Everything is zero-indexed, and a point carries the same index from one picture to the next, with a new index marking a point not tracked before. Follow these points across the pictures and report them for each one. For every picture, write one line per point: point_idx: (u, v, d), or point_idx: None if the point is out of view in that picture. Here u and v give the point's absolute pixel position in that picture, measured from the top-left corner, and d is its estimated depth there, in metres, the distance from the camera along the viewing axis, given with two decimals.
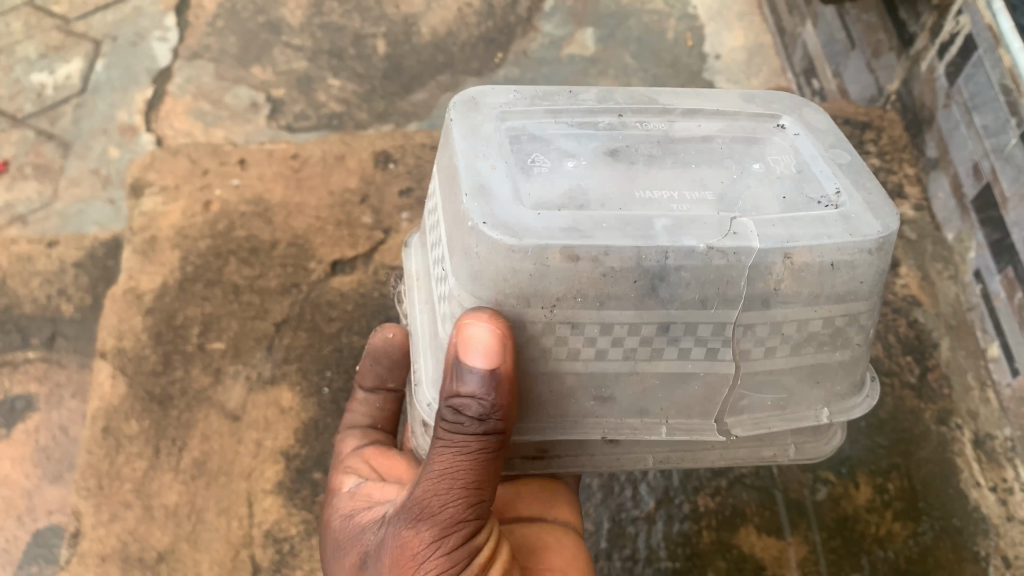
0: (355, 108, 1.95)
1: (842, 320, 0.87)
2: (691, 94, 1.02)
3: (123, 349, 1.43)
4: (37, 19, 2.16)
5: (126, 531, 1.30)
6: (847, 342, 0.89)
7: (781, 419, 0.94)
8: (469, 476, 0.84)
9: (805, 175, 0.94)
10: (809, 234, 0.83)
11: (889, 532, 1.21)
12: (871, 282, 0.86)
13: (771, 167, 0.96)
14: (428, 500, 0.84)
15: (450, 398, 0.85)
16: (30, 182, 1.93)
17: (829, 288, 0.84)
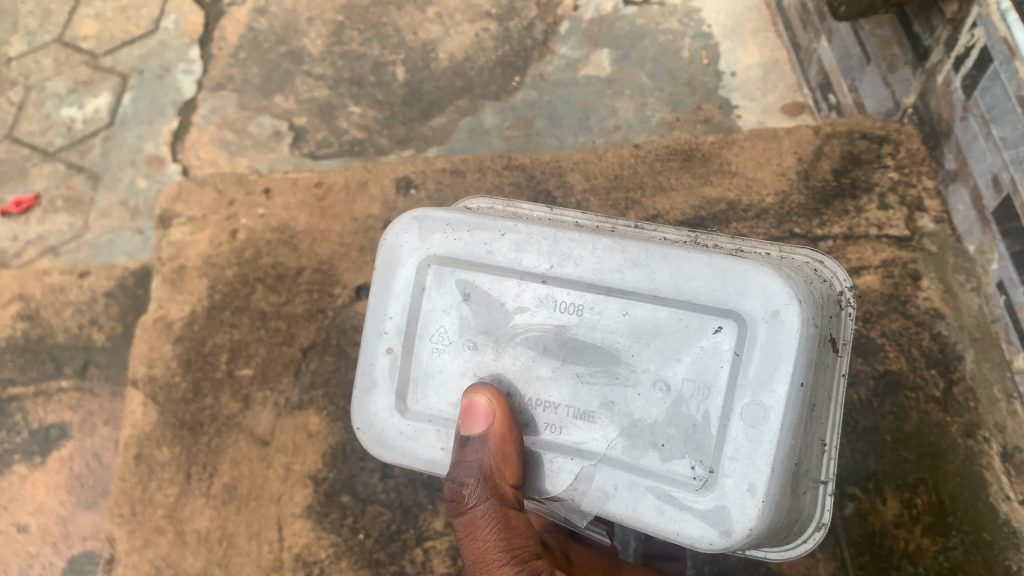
0: (376, 134, 2.00)
1: (624, 432, 0.99)
2: (649, 312, 0.99)
3: (155, 377, 1.47)
4: (66, 56, 2.21)
5: (160, 556, 1.35)
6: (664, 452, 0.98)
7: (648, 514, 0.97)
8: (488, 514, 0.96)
9: (639, 368, 0.99)
10: (593, 385, 1.00)
11: (918, 547, 1.23)
12: (639, 416, 0.99)
13: (633, 378, 0.99)
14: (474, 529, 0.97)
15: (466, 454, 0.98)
16: (62, 215, 2.02)
17: (613, 418, 1.00)
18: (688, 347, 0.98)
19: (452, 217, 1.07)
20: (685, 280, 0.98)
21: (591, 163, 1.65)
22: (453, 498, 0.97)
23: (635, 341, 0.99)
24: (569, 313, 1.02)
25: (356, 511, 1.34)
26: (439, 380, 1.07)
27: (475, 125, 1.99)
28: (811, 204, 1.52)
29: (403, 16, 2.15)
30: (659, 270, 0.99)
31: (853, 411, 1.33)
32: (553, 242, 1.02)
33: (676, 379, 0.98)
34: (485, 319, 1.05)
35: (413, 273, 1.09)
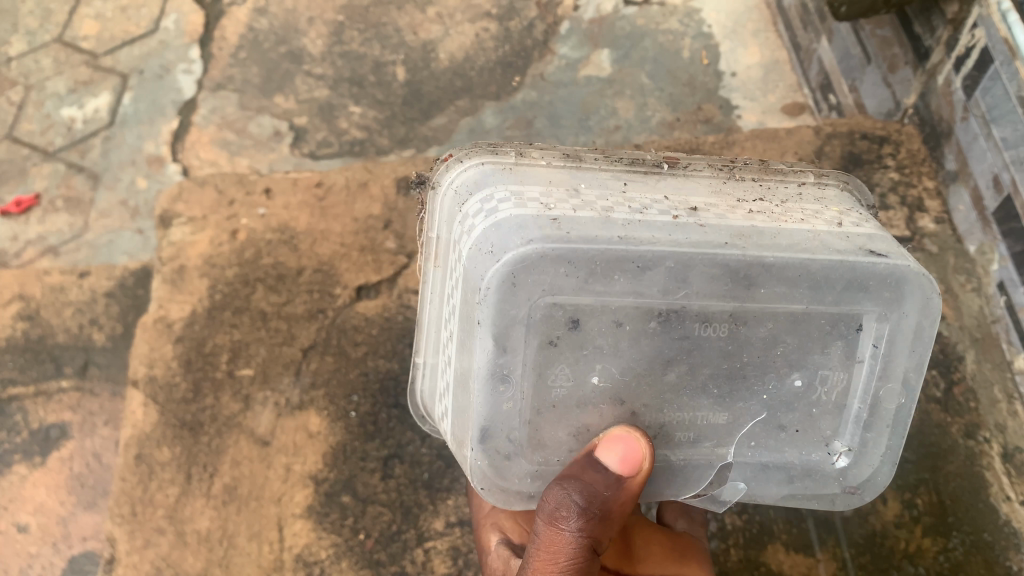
0: (376, 134, 2.00)
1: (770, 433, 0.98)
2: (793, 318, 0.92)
3: (154, 377, 1.46)
4: (66, 56, 2.21)
5: (161, 557, 1.35)
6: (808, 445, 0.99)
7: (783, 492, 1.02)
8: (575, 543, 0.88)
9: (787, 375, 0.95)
10: (726, 399, 0.95)
11: (919, 548, 1.23)
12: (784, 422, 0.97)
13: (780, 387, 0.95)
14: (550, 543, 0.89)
15: (591, 478, 0.88)
16: (62, 215, 2.02)
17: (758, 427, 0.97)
18: (838, 352, 0.95)
19: (561, 249, 0.86)
20: (841, 288, 0.92)
21: None
22: (556, 511, 0.87)
23: (781, 349, 0.93)
24: (713, 338, 0.92)
25: (356, 511, 1.34)
26: (560, 417, 0.93)
27: (475, 125, 1.99)
28: None
29: (403, 16, 2.15)
30: (802, 279, 0.90)
31: None
32: (675, 259, 0.88)
33: (824, 377, 0.96)
34: (592, 347, 0.90)
35: (504, 313, 0.87)
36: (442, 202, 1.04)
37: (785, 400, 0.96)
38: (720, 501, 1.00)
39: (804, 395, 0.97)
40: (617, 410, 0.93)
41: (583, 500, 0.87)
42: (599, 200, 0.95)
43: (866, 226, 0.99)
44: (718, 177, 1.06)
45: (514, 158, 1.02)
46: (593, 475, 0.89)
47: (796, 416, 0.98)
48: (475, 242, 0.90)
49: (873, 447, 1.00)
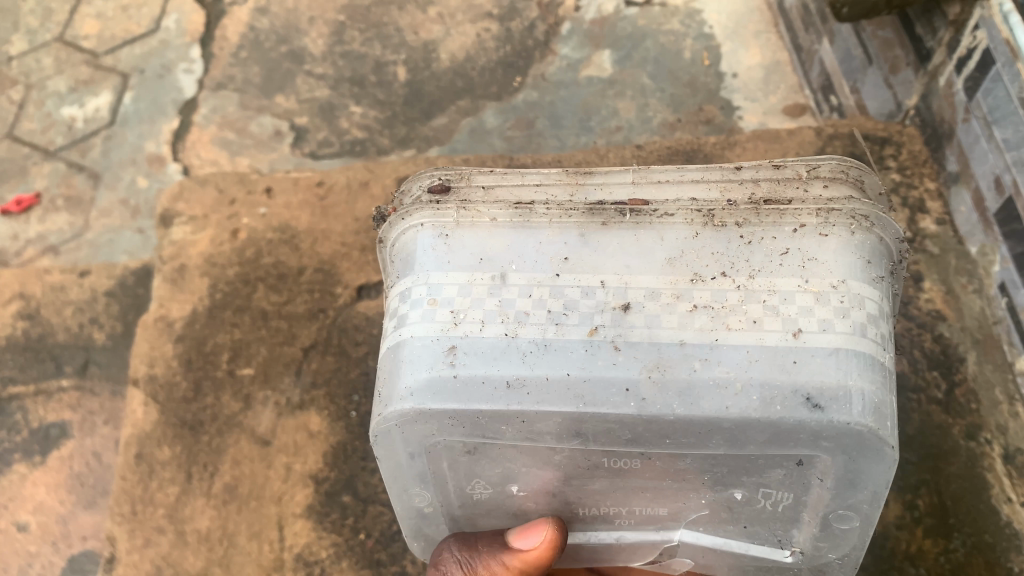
0: (377, 134, 2.00)
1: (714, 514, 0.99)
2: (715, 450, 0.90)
3: (155, 377, 1.46)
4: (67, 55, 2.21)
5: (160, 556, 1.34)
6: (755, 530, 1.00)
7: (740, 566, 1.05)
8: None
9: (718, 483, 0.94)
10: (659, 493, 0.97)
11: (920, 549, 1.22)
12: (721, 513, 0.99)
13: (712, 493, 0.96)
14: None
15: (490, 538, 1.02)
16: (62, 214, 2.01)
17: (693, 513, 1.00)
18: (773, 474, 0.92)
19: (449, 411, 0.88)
20: (763, 440, 0.86)
21: (594, 164, 1.65)
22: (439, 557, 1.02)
23: (708, 469, 0.92)
24: (623, 472, 0.94)
25: (357, 511, 1.33)
26: (490, 504, 1.03)
27: (477, 124, 1.99)
28: None
29: (404, 16, 2.15)
30: (724, 433, 0.85)
31: None
32: (575, 408, 0.86)
33: (761, 493, 0.94)
34: (511, 453, 0.93)
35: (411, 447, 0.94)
36: (390, 262, 1.01)
37: (720, 505, 0.97)
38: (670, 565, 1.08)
39: (741, 503, 0.96)
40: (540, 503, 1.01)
41: (462, 558, 1.00)
42: (520, 301, 0.90)
43: (841, 328, 0.85)
44: (693, 228, 0.92)
45: (455, 216, 0.95)
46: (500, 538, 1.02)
47: (738, 514, 0.98)
48: (384, 362, 0.94)
49: (841, 540, 0.99)
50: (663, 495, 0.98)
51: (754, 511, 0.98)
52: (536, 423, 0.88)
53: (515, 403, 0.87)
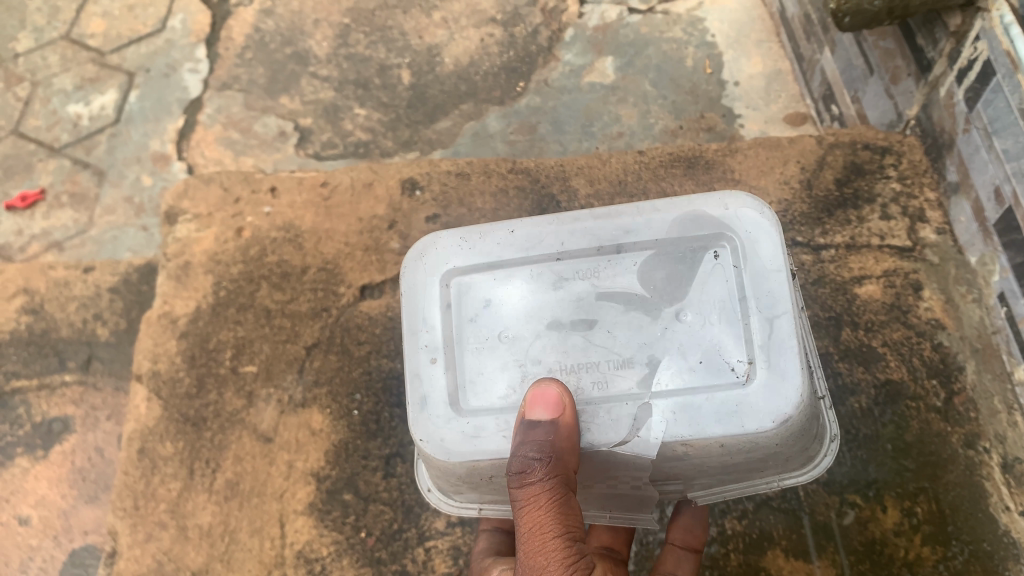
0: (381, 136, 2.01)
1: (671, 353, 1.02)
2: (655, 268, 1.07)
3: (158, 372, 1.48)
4: (73, 53, 2.22)
5: (162, 551, 1.35)
6: (711, 367, 1.01)
7: (708, 419, 0.97)
8: (548, 512, 0.94)
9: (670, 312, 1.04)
10: (625, 329, 1.04)
11: (918, 556, 1.24)
12: (678, 352, 1.02)
13: (666, 322, 1.03)
14: (531, 525, 0.95)
15: (534, 437, 0.95)
16: (67, 210, 2.03)
17: (651, 353, 1.02)
18: (711, 287, 1.04)
19: (461, 233, 1.13)
20: (680, 227, 1.08)
21: (595, 169, 1.66)
22: (519, 470, 0.95)
23: (655, 291, 1.05)
24: (597, 301, 1.06)
25: (358, 509, 1.34)
26: (484, 378, 1.06)
27: (480, 128, 2.01)
28: (814, 212, 1.53)
29: (409, 20, 2.17)
30: (651, 226, 1.09)
31: (853, 419, 1.33)
32: (554, 224, 1.10)
33: (703, 307, 1.03)
34: (510, 294, 1.09)
35: (437, 294, 1.11)
36: None
37: (677, 340, 1.02)
38: (649, 447, 0.98)
39: (689, 330, 1.03)
40: (528, 366, 1.05)
41: (535, 460, 0.94)
42: None
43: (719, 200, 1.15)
44: None
45: None
46: (534, 432, 0.95)
47: (690, 348, 1.02)
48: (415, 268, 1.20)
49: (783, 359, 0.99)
50: (627, 340, 1.03)
51: (704, 345, 1.02)
52: (523, 239, 1.11)
53: (514, 228, 1.12)
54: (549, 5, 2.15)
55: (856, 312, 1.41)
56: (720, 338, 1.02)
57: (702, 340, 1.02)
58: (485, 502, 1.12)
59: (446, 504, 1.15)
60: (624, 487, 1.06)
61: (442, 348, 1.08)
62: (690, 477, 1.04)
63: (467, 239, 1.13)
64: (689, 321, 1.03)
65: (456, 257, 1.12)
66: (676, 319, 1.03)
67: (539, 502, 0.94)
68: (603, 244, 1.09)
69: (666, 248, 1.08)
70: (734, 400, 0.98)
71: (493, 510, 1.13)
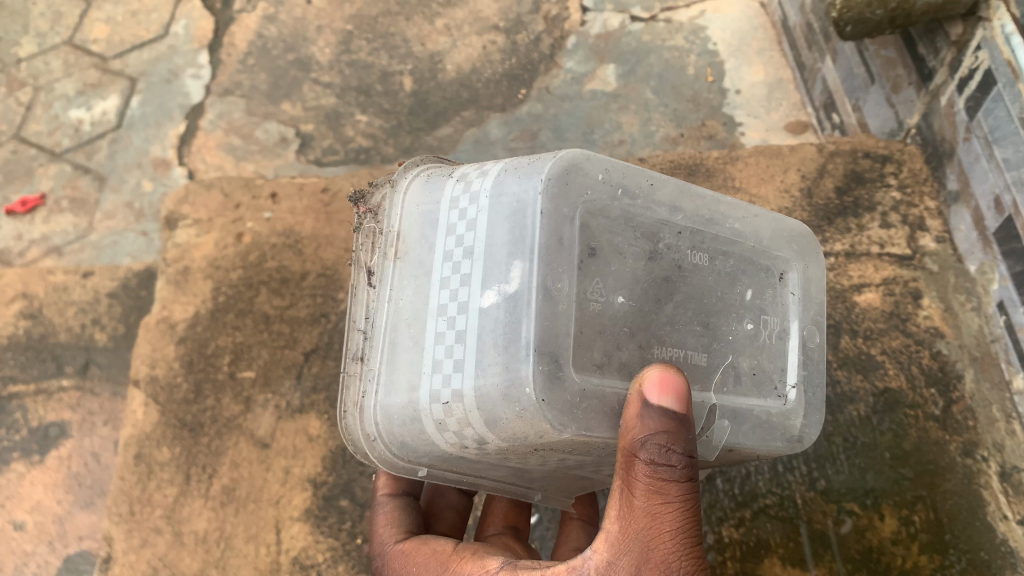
0: (382, 143, 2.01)
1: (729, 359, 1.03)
2: (739, 271, 1.06)
3: (156, 378, 1.47)
4: (75, 58, 2.22)
5: (157, 557, 1.34)
6: (757, 382, 1.05)
7: (753, 430, 1.04)
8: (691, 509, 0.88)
9: (737, 319, 1.04)
10: (703, 325, 1.01)
11: (915, 564, 1.23)
12: (734, 359, 1.03)
13: (736, 329, 1.04)
14: (675, 524, 0.87)
15: (677, 426, 0.87)
16: (67, 215, 2.03)
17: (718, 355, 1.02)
18: (776, 307, 1.08)
19: (608, 163, 0.96)
20: (770, 239, 1.09)
21: None
22: (665, 464, 0.86)
23: (732, 295, 1.05)
24: (693, 288, 1.01)
25: (354, 516, 1.34)
26: (593, 340, 0.91)
27: (481, 135, 2.01)
28: (814, 220, 1.53)
29: (411, 27, 2.17)
30: (749, 235, 1.07)
31: (852, 427, 1.32)
32: (678, 197, 1.02)
33: (764, 321, 1.07)
34: (625, 252, 0.96)
35: (569, 228, 0.91)
36: (377, 195, 1.06)
37: (735, 348, 1.04)
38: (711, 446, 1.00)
39: (753, 339, 1.05)
40: (625, 339, 0.94)
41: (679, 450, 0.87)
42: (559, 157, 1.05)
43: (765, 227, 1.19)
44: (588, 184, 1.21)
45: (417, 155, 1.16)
46: (675, 420, 0.87)
47: (748, 356, 1.05)
48: (510, 165, 0.94)
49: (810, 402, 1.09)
50: (707, 332, 1.01)
51: (749, 356, 1.05)
52: (647, 200, 0.99)
53: (648, 185, 0.99)
54: (552, 12, 2.16)
55: (856, 320, 1.40)
56: (765, 357, 1.06)
57: (752, 354, 1.05)
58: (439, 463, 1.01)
59: (391, 457, 1.01)
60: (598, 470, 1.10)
61: (570, 290, 0.89)
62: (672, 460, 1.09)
63: (606, 174, 0.96)
64: (751, 330, 1.05)
65: (592, 194, 0.94)
66: (742, 328, 1.04)
67: (682, 498, 0.87)
68: (710, 232, 1.04)
69: (751, 251, 1.08)
70: (771, 414, 1.06)
71: (435, 473, 1.05)
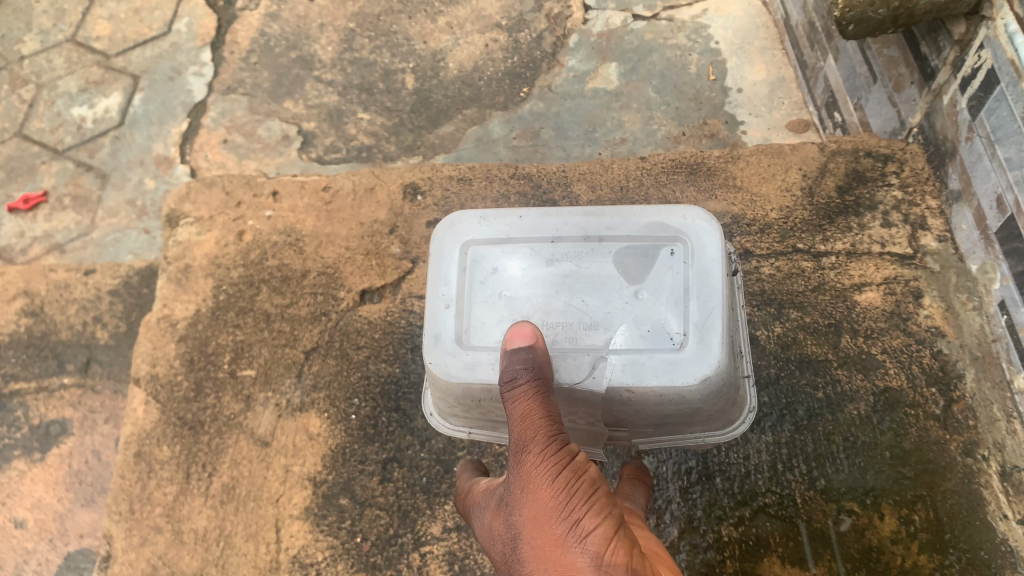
0: (384, 141, 2.01)
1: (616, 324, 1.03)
2: (623, 257, 1.07)
3: (157, 376, 1.48)
4: (78, 55, 2.23)
5: (157, 555, 1.34)
6: (654, 339, 1.01)
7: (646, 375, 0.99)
8: (540, 405, 0.92)
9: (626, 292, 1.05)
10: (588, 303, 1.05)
11: (915, 563, 1.21)
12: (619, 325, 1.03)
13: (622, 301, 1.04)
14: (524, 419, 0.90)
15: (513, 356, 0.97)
16: (69, 213, 2.03)
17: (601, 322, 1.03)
18: (665, 276, 1.05)
19: (482, 211, 1.13)
20: (653, 224, 1.08)
21: (597, 175, 1.65)
22: (506, 376, 0.95)
23: (617, 274, 1.06)
24: (573, 277, 1.07)
25: (354, 514, 1.33)
26: (477, 328, 1.06)
27: (483, 133, 2.01)
28: (814, 219, 1.52)
29: (413, 25, 2.17)
30: (629, 227, 1.09)
31: (851, 427, 1.32)
32: (553, 215, 1.11)
33: (657, 290, 1.04)
34: (509, 266, 1.09)
35: (453, 257, 1.11)
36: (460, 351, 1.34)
37: (630, 314, 1.03)
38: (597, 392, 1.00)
39: (645, 307, 1.04)
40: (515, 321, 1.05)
41: (519, 363, 0.95)
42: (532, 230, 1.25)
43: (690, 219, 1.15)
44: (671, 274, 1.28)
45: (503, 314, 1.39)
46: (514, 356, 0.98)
47: (642, 322, 1.03)
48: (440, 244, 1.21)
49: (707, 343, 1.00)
50: (594, 311, 1.04)
51: (642, 319, 1.03)
52: (523, 226, 1.11)
53: (522, 217, 1.12)
54: (554, 11, 2.16)
55: (857, 320, 1.40)
56: (660, 317, 1.02)
57: (645, 317, 1.03)
58: (477, 429, 1.15)
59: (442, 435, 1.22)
60: (579, 425, 1.06)
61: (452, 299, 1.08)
62: (631, 419, 1.05)
63: (486, 216, 1.13)
64: (642, 298, 1.04)
65: (472, 233, 1.12)
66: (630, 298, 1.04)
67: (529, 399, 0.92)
68: (586, 233, 1.09)
69: (635, 240, 1.08)
70: (670, 363, 0.99)
71: (482, 436, 1.16)
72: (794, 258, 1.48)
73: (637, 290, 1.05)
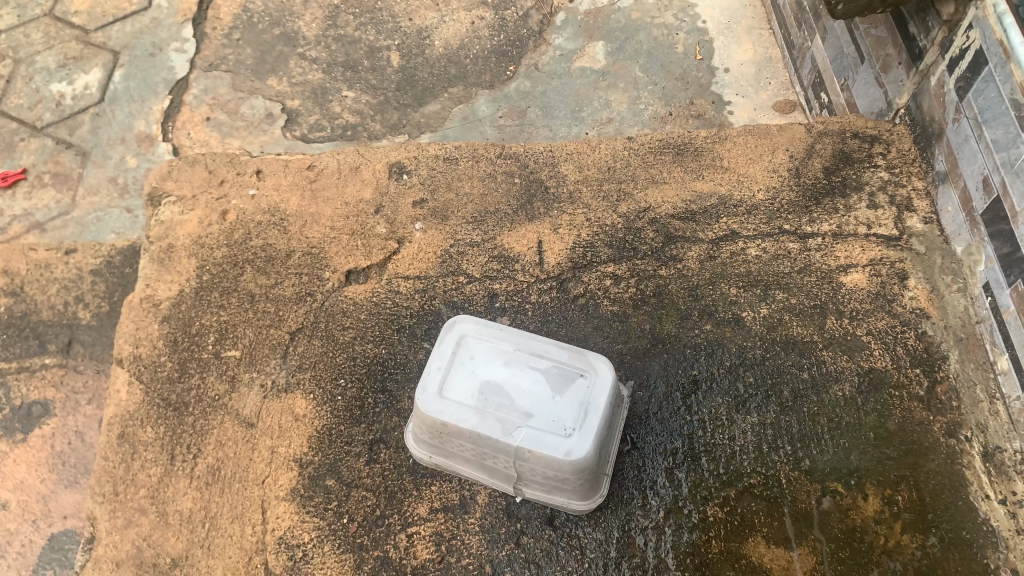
0: (369, 120, 1.97)
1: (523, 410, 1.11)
2: (554, 364, 1.15)
3: (140, 356, 1.46)
4: (56, 30, 2.19)
5: (141, 537, 1.31)
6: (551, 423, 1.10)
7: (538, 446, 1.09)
8: None
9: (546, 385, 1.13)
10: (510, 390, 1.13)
11: (898, 543, 1.20)
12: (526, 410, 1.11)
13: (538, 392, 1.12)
14: None
15: None
16: (49, 190, 1.97)
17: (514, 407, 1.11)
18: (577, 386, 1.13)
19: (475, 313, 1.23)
20: (582, 358, 1.16)
21: (584, 154, 1.67)
22: None
23: (544, 372, 1.14)
24: (510, 368, 1.15)
25: (341, 495, 1.31)
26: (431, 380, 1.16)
27: (469, 113, 1.97)
28: (801, 201, 1.53)
29: (399, 3, 2.19)
30: (567, 355, 1.16)
31: (836, 407, 1.32)
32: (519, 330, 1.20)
33: (569, 394, 1.12)
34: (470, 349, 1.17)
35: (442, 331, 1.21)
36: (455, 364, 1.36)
37: (540, 405, 1.11)
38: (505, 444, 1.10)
39: (553, 403, 1.11)
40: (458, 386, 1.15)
41: None
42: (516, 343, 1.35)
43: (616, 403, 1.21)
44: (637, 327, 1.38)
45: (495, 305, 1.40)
46: None
47: (544, 412, 1.11)
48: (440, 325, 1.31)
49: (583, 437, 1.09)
50: (513, 397, 1.12)
51: (546, 409, 1.11)
52: (492, 325, 1.20)
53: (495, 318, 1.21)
54: None
55: (842, 301, 1.41)
56: (561, 413, 1.11)
57: (552, 407, 1.11)
58: (438, 454, 1.26)
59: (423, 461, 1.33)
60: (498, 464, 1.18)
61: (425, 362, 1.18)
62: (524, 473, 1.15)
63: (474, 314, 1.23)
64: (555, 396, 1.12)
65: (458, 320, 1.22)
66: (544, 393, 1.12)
67: None
68: (533, 345, 1.17)
69: (568, 363, 1.15)
70: (551, 446, 1.08)
71: (442, 461, 1.27)
72: (781, 240, 1.49)
73: (555, 389, 1.12)
